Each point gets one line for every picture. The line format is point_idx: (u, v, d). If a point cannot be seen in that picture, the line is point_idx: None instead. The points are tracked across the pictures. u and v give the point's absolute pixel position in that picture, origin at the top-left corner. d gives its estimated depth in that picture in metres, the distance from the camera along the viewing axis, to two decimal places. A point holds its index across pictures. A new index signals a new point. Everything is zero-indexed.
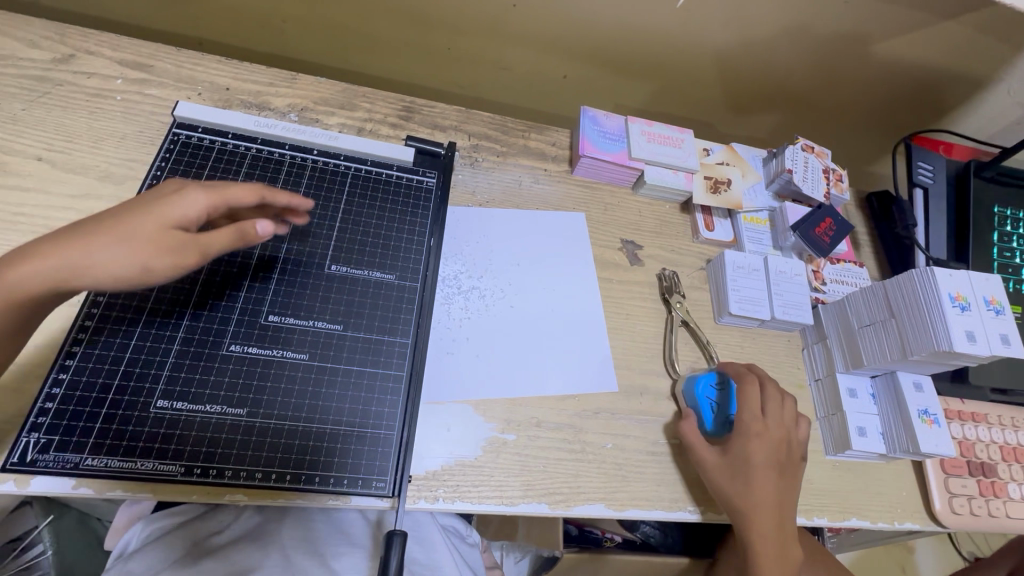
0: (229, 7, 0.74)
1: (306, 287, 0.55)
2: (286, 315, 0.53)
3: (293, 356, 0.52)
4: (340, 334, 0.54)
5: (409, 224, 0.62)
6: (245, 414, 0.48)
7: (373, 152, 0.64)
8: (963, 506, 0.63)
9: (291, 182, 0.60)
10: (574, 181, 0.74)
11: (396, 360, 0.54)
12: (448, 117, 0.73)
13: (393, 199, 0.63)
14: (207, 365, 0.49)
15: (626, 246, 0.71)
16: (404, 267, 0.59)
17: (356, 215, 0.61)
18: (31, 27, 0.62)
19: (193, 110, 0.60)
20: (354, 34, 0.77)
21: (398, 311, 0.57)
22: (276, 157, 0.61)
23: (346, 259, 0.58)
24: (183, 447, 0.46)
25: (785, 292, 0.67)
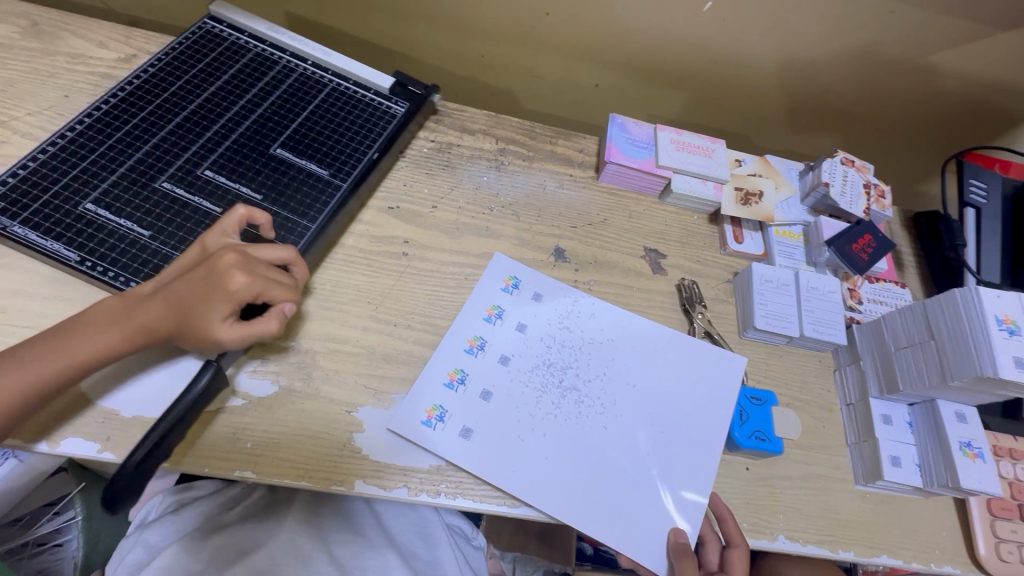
0: (277, 14, 0.78)
1: (248, 160, 0.58)
2: (219, 173, 0.56)
3: (209, 207, 0.54)
4: (256, 202, 0.56)
5: (363, 134, 0.63)
6: (148, 235, 0.52)
7: (357, 74, 0.67)
8: (1013, 553, 0.57)
9: (276, 81, 0.65)
10: (599, 188, 0.73)
11: (295, 237, 0.55)
12: (478, 121, 0.74)
13: (361, 116, 0.65)
14: (138, 191, 0.54)
15: (649, 254, 0.69)
16: (339, 166, 0.60)
17: (320, 116, 0.63)
18: (101, 29, 0.68)
19: (225, 9, 0.68)
20: (391, 41, 0.80)
21: (316, 200, 0.57)
22: (274, 58, 0.66)
23: (293, 146, 0.60)
24: (89, 242, 0.50)
25: (816, 309, 0.64)
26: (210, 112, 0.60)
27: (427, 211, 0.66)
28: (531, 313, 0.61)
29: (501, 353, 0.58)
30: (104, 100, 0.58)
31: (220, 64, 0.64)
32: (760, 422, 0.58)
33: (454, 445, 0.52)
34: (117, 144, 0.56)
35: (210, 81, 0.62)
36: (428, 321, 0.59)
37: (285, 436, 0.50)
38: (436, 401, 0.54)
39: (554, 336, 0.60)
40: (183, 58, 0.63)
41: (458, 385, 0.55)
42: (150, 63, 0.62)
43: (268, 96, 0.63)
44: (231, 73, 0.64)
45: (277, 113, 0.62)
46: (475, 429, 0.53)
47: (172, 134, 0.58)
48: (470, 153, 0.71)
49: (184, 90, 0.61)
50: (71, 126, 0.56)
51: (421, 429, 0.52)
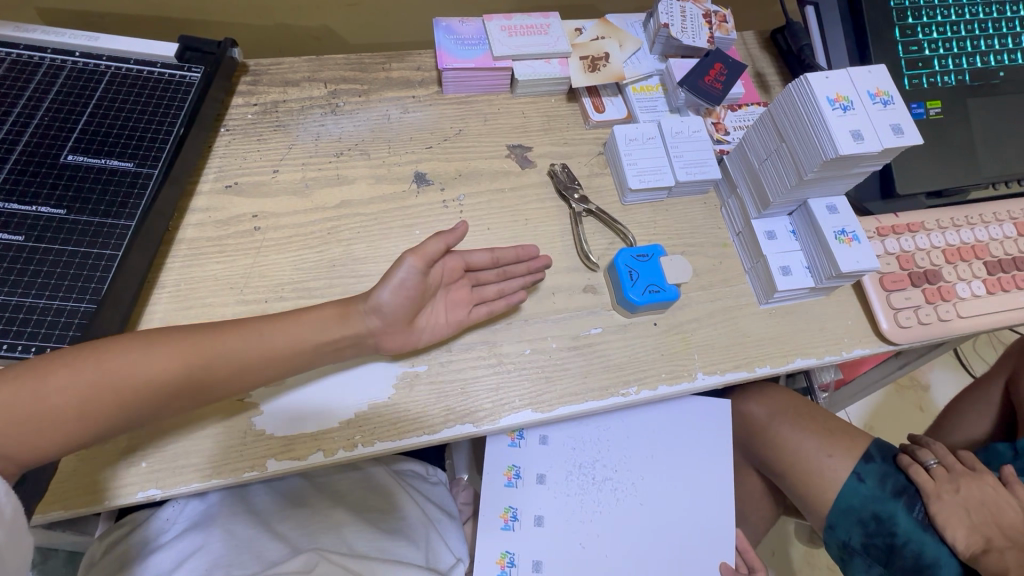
0: (38, 19, 0.68)
1: (38, 178, 0.52)
2: (11, 200, 0.51)
3: (8, 238, 0.50)
4: (62, 218, 0.51)
5: (162, 114, 0.57)
6: None
7: (135, 51, 0.60)
8: (910, 319, 0.60)
9: (45, 84, 0.57)
10: (448, 101, 0.69)
11: (115, 240, 0.51)
12: (299, 71, 0.68)
13: (154, 94, 0.59)
14: None
15: (514, 151, 0.67)
16: (144, 154, 0.55)
17: (108, 106, 0.57)
18: None
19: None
20: (177, 12, 0.71)
21: (128, 196, 0.53)
22: (36, 61, 0.59)
23: (86, 148, 0.55)
24: None
25: (685, 152, 0.64)
26: None
27: (270, 177, 0.61)
28: (544, 460, 0.63)
29: (539, 434, 0.64)
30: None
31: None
32: (651, 274, 0.57)
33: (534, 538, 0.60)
34: None
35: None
36: (301, 287, 0.56)
37: (183, 445, 0.48)
38: (506, 504, 0.61)
39: (586, 454, 0.63)
40: None
41: (513, 523, 0.60)
42: None
43: (41, 103, 0.56)
44: None
45: (56, 117, 0.56)
46: (543, 561, 0.60)
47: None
48: (300, 106, 0.66)
49: None
50: None
51: (506, 490, 0.61)
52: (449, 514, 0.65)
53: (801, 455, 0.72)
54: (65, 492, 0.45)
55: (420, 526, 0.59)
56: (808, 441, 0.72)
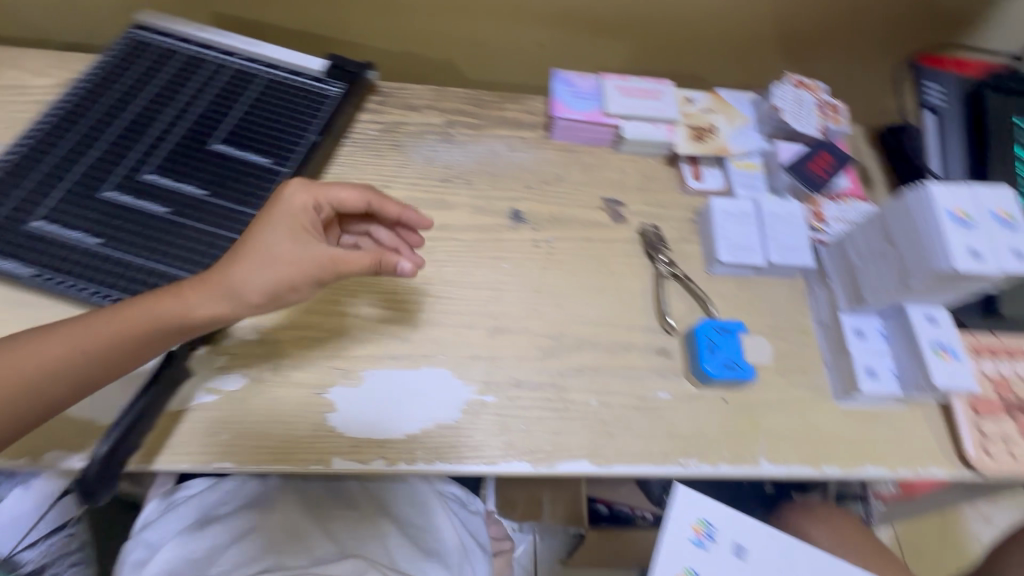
0: (209, 19, 0.77)
1: (189, 160, 0.59)
2: (162, 175, 0.57)
3: (153, 208, 0.55)
4: (202, 199, 0.57)
5: (302, 120, 0.63)
6: (100, 244, 0.53)
7: (289, 61, 0.67)
8: (1000, 450, 0.57)
9: (209, 79, 0.65)
10: (553, 146, 0.73)
11: (243, 226, 0.55)
12: (422, 97, 0.74)
13: (298, 102, 0.65)
14: (83, 204, 0.55)
15: (607, 204, 0.69)
16: (281, 153, 0.61)
17: (257, 107, 0.63)
18: (38, 59, 0.69)
19: (155, 16, 0.68)
20: (324, 30, 0.79)
21: (260, 188, 0.58)
22: (204, 58, 0.66)
23: (233, 140, 0.61)
24: (43, 255, 0.52)
25: (780, 234, 0.64)
26: (146, 118, 0.61)
27: (380, 191, 0.66)
28: (741, 531, 0.59)
29: (728, 533, 0.59)
30: (43, 120, 0.60)
31: (151, 71, 0.64)
32: (731, 349, 0.57)
33: (728, 561, 0.58)
34: (63, 161, 0.57)
35: (141, 88, 0.63)
36: (391, 297, 0.59)
37: (259, 425, 0.51)
38: (688, 565, 0.57)
39: (781, 547, 0.59)
40: (114, 70, 0.63)
41: (706, 540, 0.58)
42: (87, 78, 0.63)
43: (202, 94, 0.63)
44: (164, 77, 0.64)
45: (213, 110, 0.62)
46: (746, 547, 0.58)
47: (114, 144, 0.59)
48: (418, 130, 0.71)
49: (120, 99, 0.62)
50: (13, 151, 0.57)
51: (692, 550, 0.57)
52: (481, 546, 0.64)
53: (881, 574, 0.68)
54: (154, 447, 0.49)
55: (455, 552, 0.59)
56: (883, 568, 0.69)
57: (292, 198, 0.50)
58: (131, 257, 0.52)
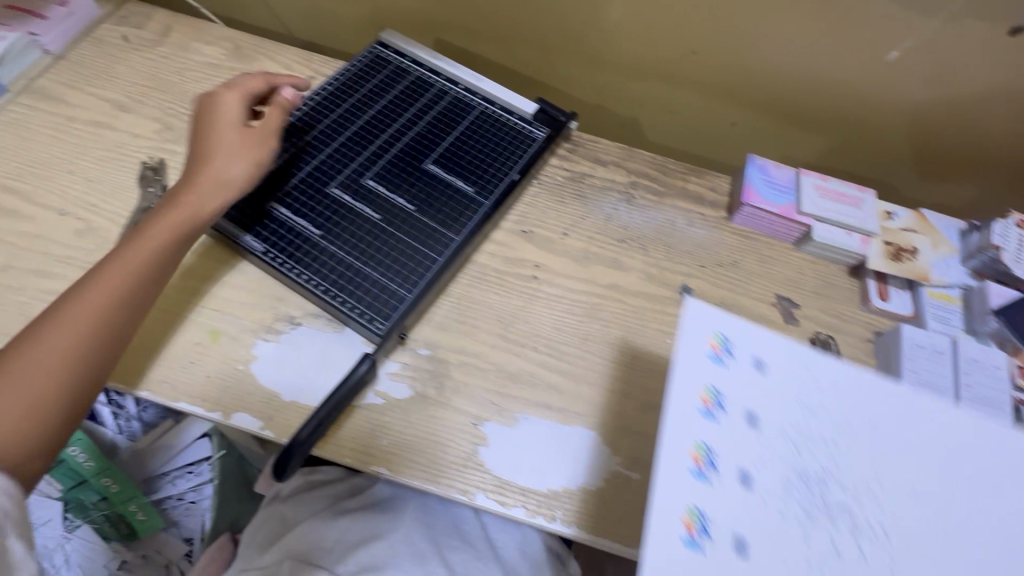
0: (431, 44, 0.84)
1: (405, 173, 0.63)
2: (381, 183, 0.62)
3: (368, 213, 0.60)
4: (411, 213, 0.61)
5: (507, 158, 0.67)
6: (321, 234, 0.58)
7: (504, 99, 0.71)
8: None
9: (432, 102, 0.70)
10: (731, 229, 0.71)
11: (442, 247, 0.59)
12: (611, 154, 0.75)
13: (506, 140, 0.68)
14: (312, 194, 0.61)
15: (781, 303, 0.66)
16: (485, 184, 0.64)
17: (470, 137, 0.68)
18: (289, 55, 0.78)
19: (397, 37, 0.74)
20: (529, 72, 0.83)
21: (462, 214, 0.62)
22: (431, 82, 0.72)
23: (445, 163, 0.65)
24: (274, 234, 0.58)
25: (979, 385, 0.58)
26: (374, 127, 0.66)
27: (558, 238, 0.67)
28: (758, 393, 0.42)
29: (745, 410, 0.41)
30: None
31: (384, 86, 0.70)
32: None
33: (733, 494, 0.38)
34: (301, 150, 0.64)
35: (376, 99, 0.69)
36: (554, 346, 0.60)
37: (418, 440, 0.53)
38: (698, 439, 0.40)
39: (820, 458, 0.40)
40: (356, 79, 0.70)
41: (708, 473, 0.39)
42: (332, 80, 0.70)
43: (425, 116, 0.69)
44: (395, 93, 0.70)
45: (432, 131, 0.67)
46: (763, 417, 0.41)
47: (342, 144, 0.64)
48: (602, 185, 0.73)
49: (356, 105, 0.68)
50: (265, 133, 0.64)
51: (690, 485, 0.38)
52: None
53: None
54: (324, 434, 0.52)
55: None
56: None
57: (224, 99, 0.57)
58: (338, 250, 0.58)
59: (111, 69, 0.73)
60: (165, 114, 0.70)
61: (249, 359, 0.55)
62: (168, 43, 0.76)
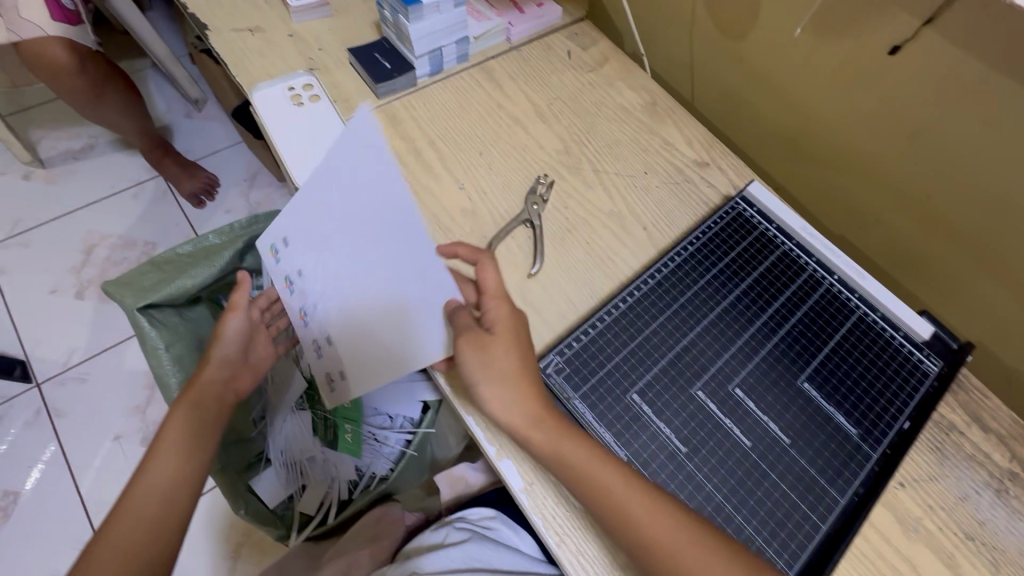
0: (838, 184, 0.74)
1: (781, 381, 0.54)
2: (751, 397, 0.52)
3: (740, 437, 0.51)
4: (785, 447, 0.51)
5: (891, 395, 0.54)
6: (684, 452, 0.50)
7: (893, 309, 0.58)
8: None
9: (803, 292, 0.59)
10: None
11: (823, 510, 0.49)
12: (1002, 423, 0.58)
13: (891, 367, 0.56)
14: (675, 394, 0.52)
15: None
16: (867, 425, 0.52)
17: (850, 352, 0.56)
18: (695, 130, 0.75)
19: (762, 195, 0.65)
20: (936, 271, 0.69)
21: (844, 465, 0.50)
22: (799, 265, 0.61)
23: (821, 380, 0.54)
24: (634, 440, 0.50)
25: None
26: (743, 309, 0.57)
27: (892, 487, 0.54)
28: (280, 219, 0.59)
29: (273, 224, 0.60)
30: (653, 270, 0.60)
31: (746, 259, 0.61)
32: None
33: (318, 321, 0.57)
34: (659, 330, 0.55)
35: (744, 274, 0.60)
36: None
37: None
38: (286, 275, 0.59)
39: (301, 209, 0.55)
40: (716, 243, 0.62)
41: (305, 320, 0.58)
42: (687, 243, 0.62)
43: (797, 310, 0.58)
44: (761, 268, 0.60)
45: (806, 334, 0.56)
46: (291, 239, 0.58)
47: (709, 324, 0.56)
48: (973, 454, 0.57)
49: (718, 278, 0.59)
50: (623, 298, 0.57)
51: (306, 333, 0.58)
52: None
53: (630, 507, 0.44)
54: (571, 543, 0.49)
55: None
56: (671, 524, 0.43)
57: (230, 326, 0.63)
58: (708, 482, 0.49)
59: (545, 77, 0.78)
60: (570, 138, 0.73)
61: None
62: (600, 74, 0.80)
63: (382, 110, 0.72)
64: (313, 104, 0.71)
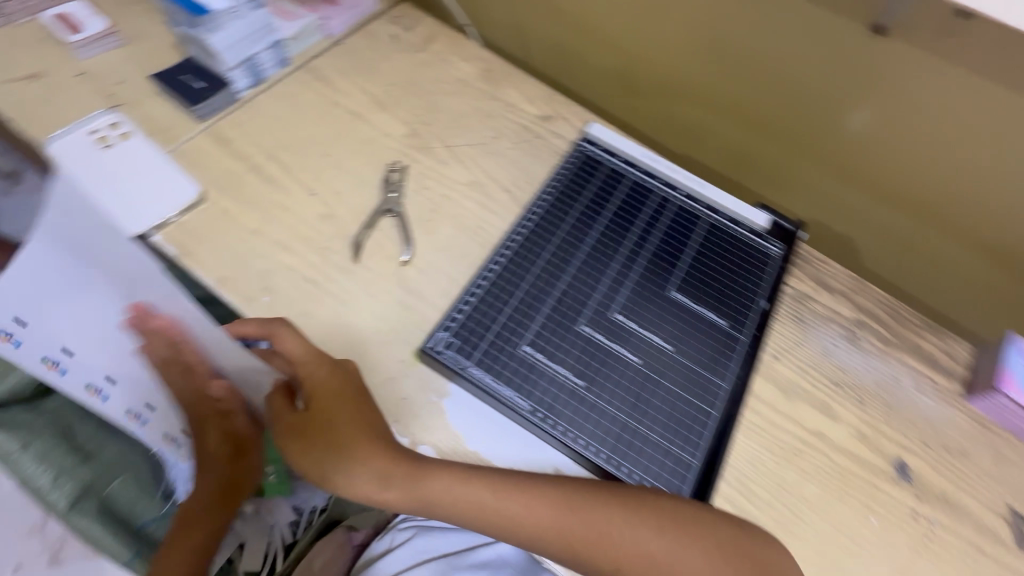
0: (670, 110, 0.80)
1: (653, 297, 0.58)
2: (630, 318, 0.56)
3: (628, 356, 0.54)
4: (669, 354, 0.55)
5: (747, 281, 0.60)
6: (582, 386, 0.52)
7: (733, 209, 0.64)
8: None
9: (657, 213, 0.64)
10: (966, 410, 0.62)
11: (713, 398, 0.53)
12: (840, 282, 0.68)
13: (742, 258, 0.62)
14: (562, 335, 0.54)
15: (1014, 519, 0.56)
16: (733, 313, 0.58)
17: (706, 255, 0.61)
18: (533, 88, 0.78)
19: (603, 134, 0.69)
20: (766, 168, 0.77)
21: (721, 353, 0.56)
22: (648, 190, 0.65)
23: (687, 286, 0.59)
24: (535, 389, 0.52)
25: None
26: (608, 242, 0.61)
27: (769, 361, 0.61)
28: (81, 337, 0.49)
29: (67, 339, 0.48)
30: (519, 227, 0.61)
31: (601, 196, 0.64)
32: None
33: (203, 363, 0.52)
34: (536, 281, 0.57)
35: (601, 210, 0.63)
36: (746, 485, 0.54)
37: None
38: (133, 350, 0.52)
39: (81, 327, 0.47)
40: (571, 188, 0.65)
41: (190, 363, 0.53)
42: (544, 194, 0.64)
43: (654, 230, 0.62)
44: (616, 201, 0.64)
45: (666, 249, 0.61)
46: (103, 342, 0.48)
47: (581, 264, 0.59)
48: (826, 315, 0.65)
49: (580, 219, 0.62)
50: (496, 259, 0.59)
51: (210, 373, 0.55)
52: None
53: (501, 508, 0.47)
54: None
55: None
56: (545, 510, 0.46)
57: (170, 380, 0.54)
58: (609, 405, 0.52)
59: (376, 65, 0.77)
60: (415, 120, 0.73)
61: (442, 393, 0.53)
62: (430, 52, 0.79)
63: (209, 133, 0.67)
64: (124, 143, 0.64)
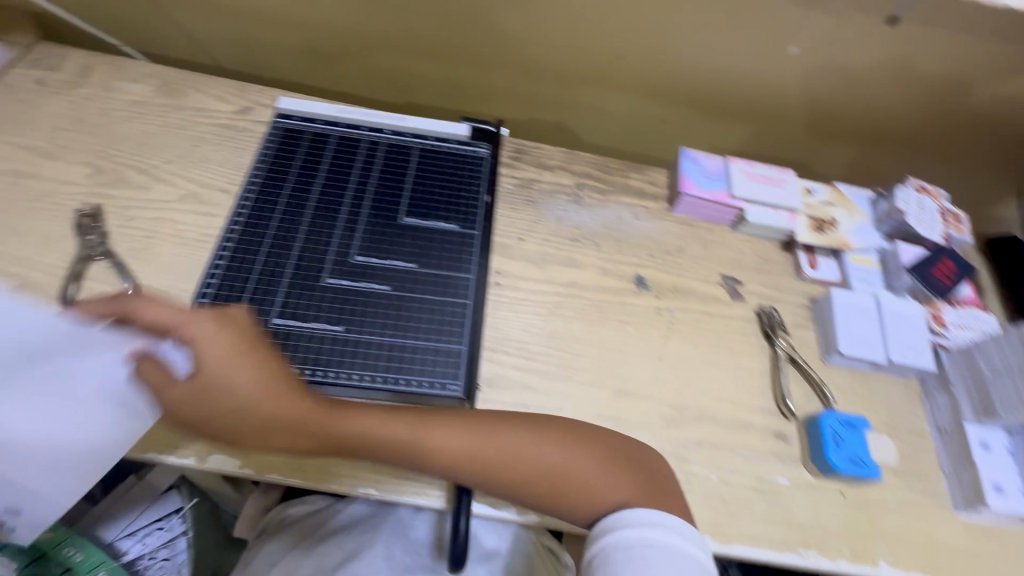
0: (368, 65, 0.84)
1: (385, 229, 0.62)
2: (370, 255, 0.60)
3: (376, 287, 0.58)
4: (414, 271, 0.60)
5: (466, 186, 0.67)
6: (342, 330, 0.55)
7: (436, 130, 0.70)
8: None
9: (369, 156, 0.67)
10: (674, 218, 0.76)
11: (463, 290, 0.60)
12: (555, 159, 0.77)
13: (456, 168, 0.68)
14: (309, 295, 0.56)
15: (726, 281, 0.71)
16: (461, 216, 0.65)
17: (423, 176, 0.67)
18: (219, 86, 0.75)
19: (294, 104, 0.69)
20: (469, 88, 0.85)
21: (460, 252, 0.63)
22: (355, 139, 0.68)
23: (415, 208, 0.64)
24: (296, 351, 0.53)
25: (901, 333, 0.65)
26: (330, 198, 0.63)
27: (515, 243, 0.69)
28: None
29: None
30: (236, 218, 0.61)
31: (312, 160, 0.66)
32: (858, 447, 0.58)
33: None
34: (269, 258, 0.58)
35: (314, 172, 0.65)
36: (525, 349, 0.61)
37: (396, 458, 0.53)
38: None
39: None
40: (280, 163, 0.65)
41: None
42: (253, 178, 0.64)
43: (370, 173, 0.66)
44: (328, 159, 0.66)
45: (386, 185, 0.65)
46: None
47: (310, 226, 0.61)
48: (551, 189, 0.75)
49: (296, 188, 0.64)
50: (221, 253, 0.58)
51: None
52: None
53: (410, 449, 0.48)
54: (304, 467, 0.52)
55: None
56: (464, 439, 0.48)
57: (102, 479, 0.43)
58: (372, 336, 0.55)
59: (27, 116, 0.69)
60: (96, 157, 0.67)
61: None
62: (89, 84, 0.73)
63: None
64: None
